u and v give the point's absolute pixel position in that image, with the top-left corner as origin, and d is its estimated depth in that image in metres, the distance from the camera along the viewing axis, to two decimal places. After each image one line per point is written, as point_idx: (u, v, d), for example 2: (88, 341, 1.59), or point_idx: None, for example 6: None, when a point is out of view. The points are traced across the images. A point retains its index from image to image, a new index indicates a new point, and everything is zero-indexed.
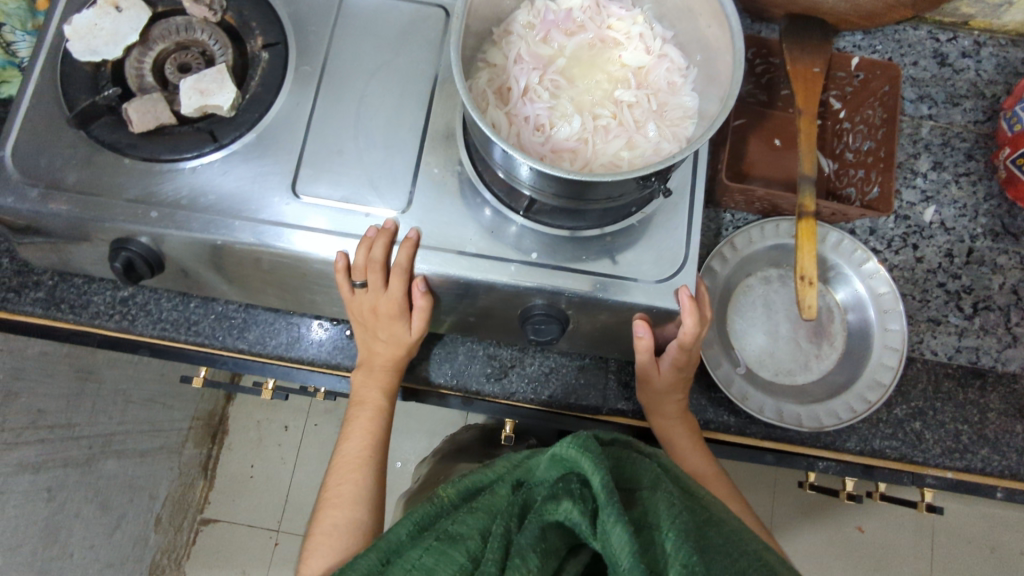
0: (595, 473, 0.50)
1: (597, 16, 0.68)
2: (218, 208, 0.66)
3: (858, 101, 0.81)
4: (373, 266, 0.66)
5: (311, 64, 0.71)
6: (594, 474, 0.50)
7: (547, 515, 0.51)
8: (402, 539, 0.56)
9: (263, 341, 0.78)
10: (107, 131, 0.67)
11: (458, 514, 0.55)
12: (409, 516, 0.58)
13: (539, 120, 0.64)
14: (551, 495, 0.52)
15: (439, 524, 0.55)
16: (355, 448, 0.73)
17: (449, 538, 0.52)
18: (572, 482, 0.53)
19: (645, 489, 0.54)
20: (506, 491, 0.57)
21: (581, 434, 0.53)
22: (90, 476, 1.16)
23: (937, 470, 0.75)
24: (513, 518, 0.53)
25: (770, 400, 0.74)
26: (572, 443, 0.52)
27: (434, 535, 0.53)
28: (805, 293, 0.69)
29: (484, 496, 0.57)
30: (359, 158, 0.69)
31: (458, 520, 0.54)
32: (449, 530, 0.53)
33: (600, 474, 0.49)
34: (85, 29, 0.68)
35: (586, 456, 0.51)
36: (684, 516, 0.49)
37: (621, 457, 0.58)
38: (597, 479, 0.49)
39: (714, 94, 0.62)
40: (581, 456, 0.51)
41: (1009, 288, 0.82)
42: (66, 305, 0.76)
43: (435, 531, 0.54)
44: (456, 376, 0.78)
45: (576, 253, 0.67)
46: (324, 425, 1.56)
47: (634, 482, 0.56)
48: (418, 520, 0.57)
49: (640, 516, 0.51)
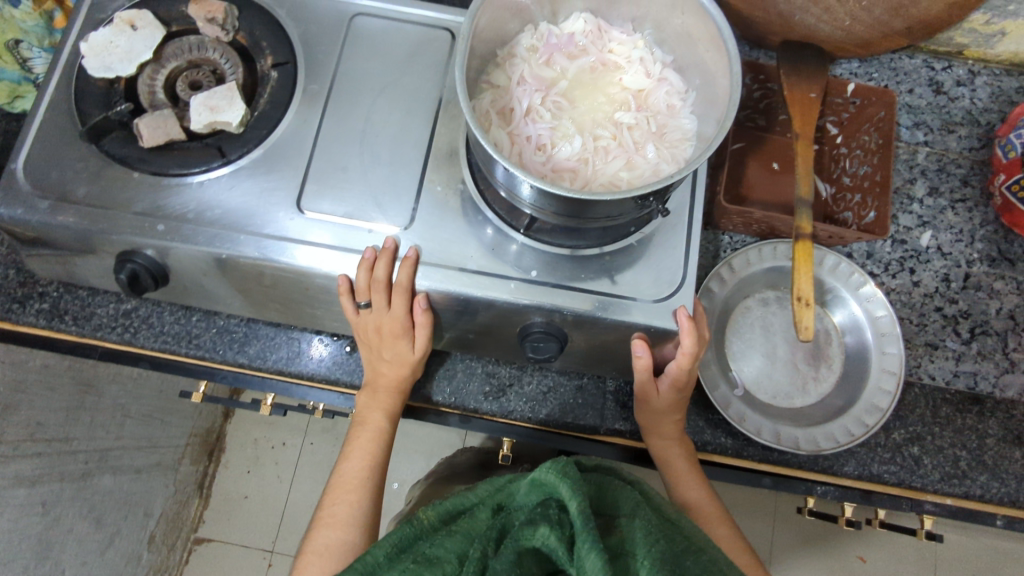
0: (573, 500, 0.51)
1: (599, 40, 0.70)
2: (223, 222, 0.67)
3: (854, 126, 0.83)
4: (376, 285, 0.67)
5: (318, 83, 0.73)
6: (572, 501, 0.51)
7: (524, 540, 0.52)
8: (381, 561, 0.54)
9: (264, 355, 0.78)
10: (118, 146, 0.69)
11: (437, 538, 0.55)
12: (389, 538, 0.57)
13: (541, 140, 0.65)
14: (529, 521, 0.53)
15: (418, 547, 0.54)
16: (354, 468, 0.74)
17: (426, 562, 0.51)
18: (551, 508, 0.53)
19: (623, 516, 0.55)
20: (486, 515, 0.58)
21: (561, 461, 0.54)
22: (86, 491, 1.16)
23: (935, 496, 0.75)
24: (490, 542, 0.53)
25: (767, 422, 0.74)
26: (551, 468, 0.53)
27: (412, 558, 0.52)
28: (803, 314, 0.67)
29: (464, 520, 0.57)
30: (363, 174, 0.70)
31: (437, 542, 0.54)
32: (427, 553, 0.52)
33: (577, 501, 0.51)
34: (101, 46, 0.70)
35: (565, 483, 0.52)
36: (660, 545, 0.49)
37: (604, 484, 0.60)
38: (574, 505, 0.50)
39: (712, 117, 0.64)
40: (560, 482, 0.53)
41: (1006, 312, 0.82)
42: (70, 317, 0.76)
43: (415, 552, 0.53)
44: (454, 393, 0.78)
45: (575, 271, 0.68)
46: (321, 444, 1.55)
47: (613, 509, 0.57)
48: (397, 542, 0.56)
49: (617, 544, 0.51)
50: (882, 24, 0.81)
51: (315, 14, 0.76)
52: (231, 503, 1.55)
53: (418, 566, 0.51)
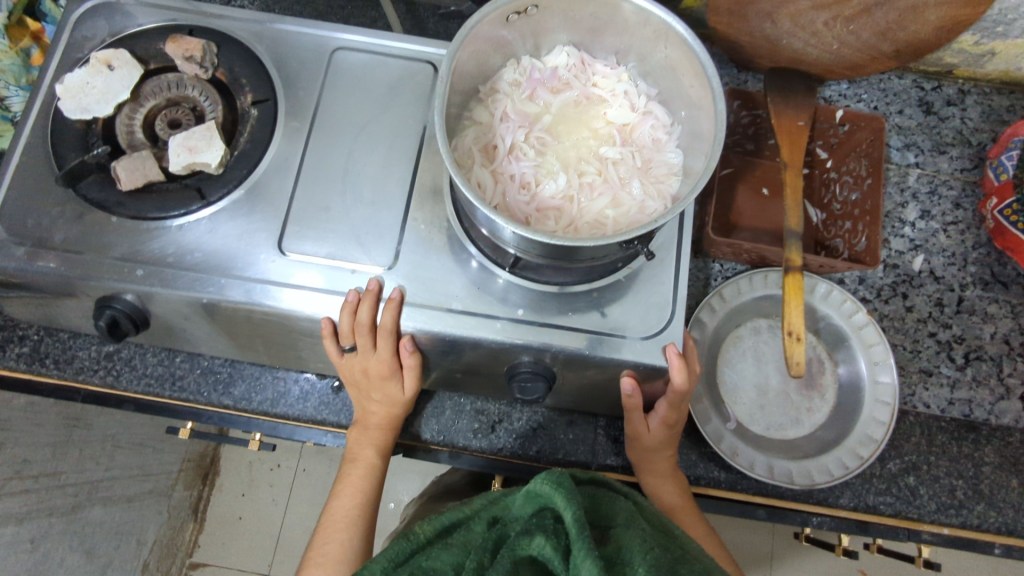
0: (567, 508, 0.49)
1: (583, 73, 0.69)
2: (205, 266, 0.66)
3: (843, 151, 0.82)
4: (360, 328, 0.65)
5: (300, 121, 0.72)
6: (565, 509, 0.49)
7: (519, 550, 0.49)
8: None
9: (249, 396, 0.77)
10: (95, 189, 0.67)
11: (431, 551, 0.53)
12: (385, 554, 0.56)
13: (525, 178, 0.64)
14: (524, 531, 0.50)
15: (412, 561, 0.52)
16: (344, 506, 0.72)
17: None
18: (546, 518, 0.51)
19: (619, 526, 0.53)
20: (481, 527, 0.55)
21: (555, 470, 0.52)
22: (76, 524, 1.15)
23: (932, 526, 0.74)
24: (486, 553, 0.51)
25: (760, 456, 0.73)
26: (545, 477, 0.51)
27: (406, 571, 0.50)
28: (793, 349, 0.67)
29: (459, 533, 0.55)
30: (346, 214, 0.69)
31: (432, 555, 0.51)
32: (422, 565, 0.50)
33: (572, 509, 0.49)
34: (76, 87, 0.68)
35: (560, 493, 0.50)
36: (656, 553, 0.47)
37: (598, 496, 0.58)
38: (569, 512, 0.48)
39: (699, 151, 0.62)
40: (554, 492, 0.50)
41: (1000, 337, 0.81)
42: (51, 360, 0.76)
43: (410, 565, 0.52)
44: (442, 431, 0.78)
45: (562, 308, 0.67)
46: (313, 467, 1.53)
47: (609, 519, 0.55)
48: (394, 557, 0.55)
49: (613, 552, 0.49)
50: (871, 47, 0.79)
51: (295, 49, 0.75)
52: (226, 526, 1.53)
53: None
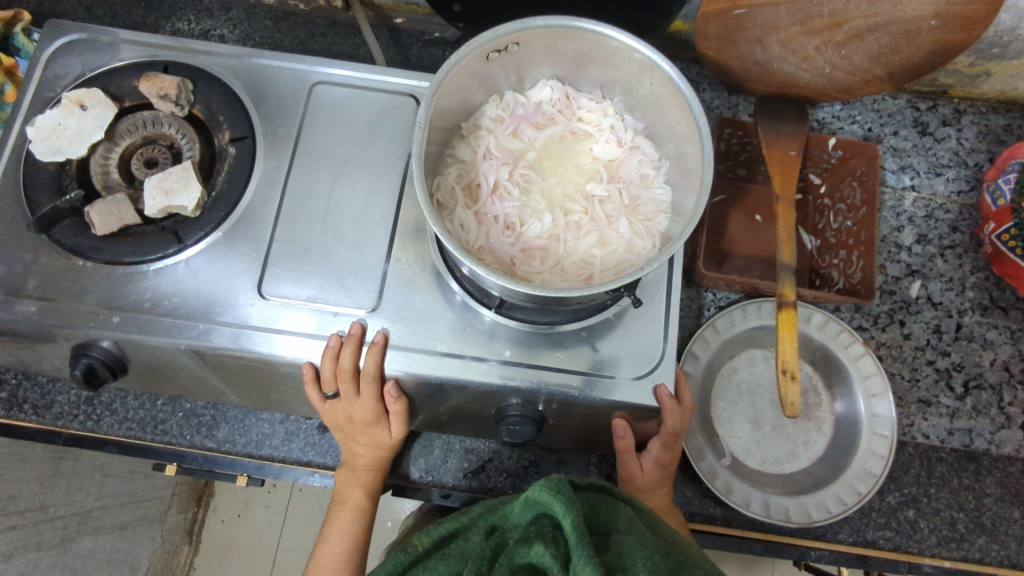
0: (566, 515, 0.47)
1: (567, 108, 0.67)
2: (182, 310, 0.65)
3: (836, 177, 0.80)
4: (343, 374, 0.64)
5: (278, 158, 0.70)
6: (564, 516, 0.47)
7: (519, 559, 0.47)
8: None
9: (233, 439, 0.76)
10: (69, 235, 0.66)
11: (429, 562, 0.51)
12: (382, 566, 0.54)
13: (509, 219, 0.62)
14: (523, 539, 0.48)
15: None
16: (332, 551, 0.70)
17: None
18: (545, 525, 0.49)
19: (620, 532, 0.51)
20: (480, 537, 0.54)
21: (553, 477, 0.51)
22: (67, 556, 1.12)
23: (934, 560, 0.72)
24: (485, 561, 0.49)
25: (756, 493, 0.71)
26: (543, 484, 0.49)
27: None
28: (787, 388, 0.65)
29: (457, 542, 0.53)
30: (327, 255, 0.67)
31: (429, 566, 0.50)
32: None
33: (570, 515, 0.47)
34: (48, 128, 0.67)
35: (558, 500, 0.48)
36: (657, 558, 0.46)
37: (597, 502, 0.56)
38: (567, 518, 0.47)
39: (687, 189, 0.61)
40: (553, 499, 0.49)
41: (1000, 363, 0.80)
42: (29, 405, 0.74)
43: None
44: (430, 471, 0.77)
45: (550, 349, 0.65)
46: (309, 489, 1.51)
47: (608, 526, 0.54)
48: None
49: (614, 559, 0.47)
50: (863, 70, 0.77)
51: (273, 85, 0.73)
52: (220, 549, 1.48)
53: None
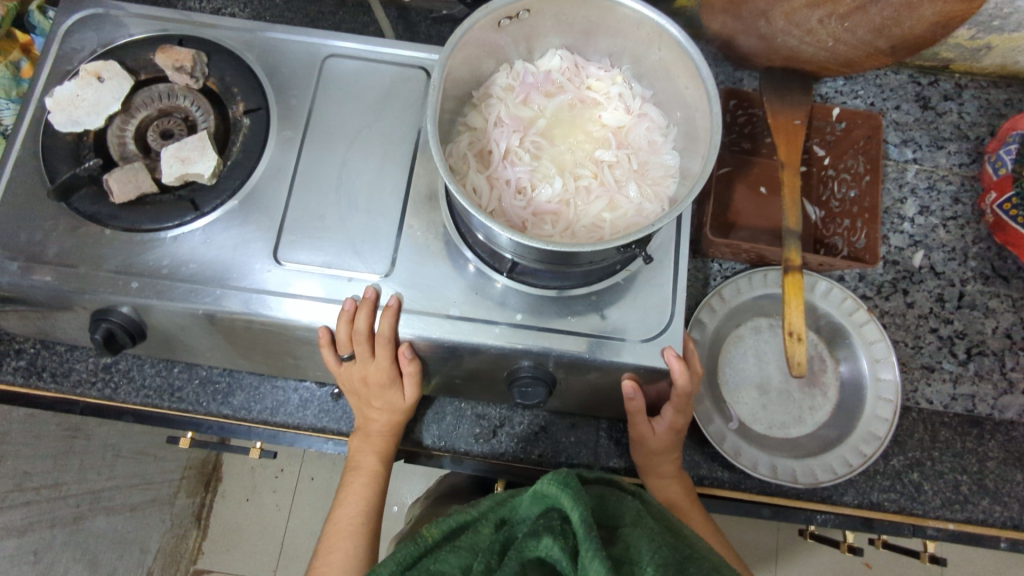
0: (574, 509, 0.48)
1: (577, 76, 0.69)
2: (200, 277, 0.66)
3: (841, 148, 0.82)
4: (358, 337, 0.65)
5: (292, 129, 0.72)
6: (573, 510, 0.48)
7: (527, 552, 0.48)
8: None
9: (248, 406, 0.77)
10: (88, 203, 0.67)
11: (440, 553, 0.52)
12: (393, 557, 0.54)
13: (521, 183, 0.63)
14: (531, 532, 0.49)
15: (421, 563, 0.52)
16: (348, 514, 0.71)
17: None
18: (553, 519, 0.50)
19: (627, 526, 0.52)
20: (490, 530, 0.54)
21: (561, 470, 0.52)
22: (79, 534, 1.14)
23: (938, 521, 0.74)
24: (494, 555, 0.50)
25: (763, 455, 0.72)
26: (552, 478, 0.50)
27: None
28: (794, 349, 0.66)
29: (467, 534, 0.54)
30: (341, 222, 0.69)
31: (439, 558, 0.51)
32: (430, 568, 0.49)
33: (579, 509, 0.48)
34: (66, 100, 0.68)
35: (567, 494, 0.50)
36: (663, 553, 0.46)
37: (605, 496, 0.57)
38: (576, 512, 0.47)
39: (695, 153, 0.62)
40: (561, 493, 0.50)
41: (1002, 331, 0.81)
42: (48, 373, 0.75)
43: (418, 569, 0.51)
44: (443, 437, 0.78)
45: (561, 312, 0.67)
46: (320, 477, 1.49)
47: (616, 520, 0.55)
48: (403, 559, 0.54)
49: (621, 552, 0.49)
50: (866, 43, 0.78)
51: (287, 57, 0.74)
52: (229, 535, 1.49)
53: None
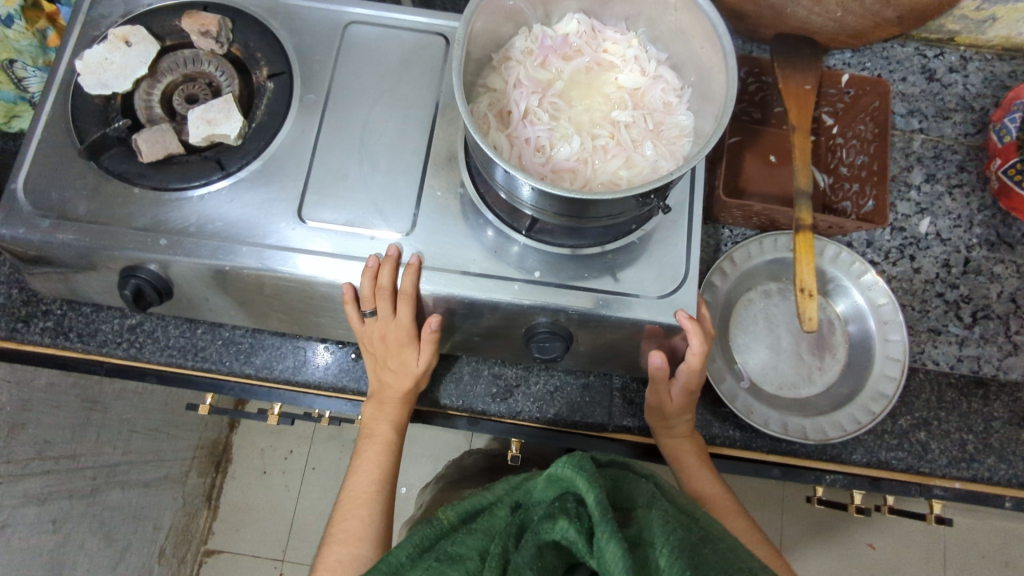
0: (589, 492, 0.49)
1: (593, 40, 0.70)
2: (226, 234, 0.67)
3: (850, 116, 0.84)
4: (381, 292, 0.67)
5: (315, 93, 0.73)
6: (588, 493, 0.49)
7: (544, 534, 0.50)
8: (404, 561, 0.52)
9: (270, 365, 0.79)
10: (117, 162, 0.69)
11: (456, 535, 0.52)
12: (409, 539, 0.54)
13: (540, 141, 0.65)
14: (547, 515, 0.51)
15: (440, 545, 0.52)
16: (363, 482, 0.72)
17: (449, 559, 0.49)
18: (569, 502, 0.52)
19: (640, 507, 0.53)
20: (505, 512, 0.55)
21: (576, 453, 0.53)
22: (94, 507, 1.16)
23: (944, 480, 0.75)
24: (511, 537, 0.50)
25: (775, 413, 0.74)
26: (566, 462, 0.52)
27: (433, 557, 0.50)
28: (806, 304, 0.68)
29: (482, 517, 0.54)
30: (364, 182, 0.70)
31: (457, 541, 0.51)
32: (448, 551, 0.50)
33: (594, 492, 0.49)
34: (96, 63, 0.69)
35: (582, 477, 0.51)
36: (678, 534, 0.47)
37: (619, 479, 0.58)
38: (591, 496, 0.48)
39: (710, 112, 0.64)
40: (576, 476, 0.51)
41: (1007, 296, 0.83)
42: (75, 333, 0.77)
43: (436, 551, 0.51)
44: (461, 396, 0.80)
45: (578, 271, 0.68)
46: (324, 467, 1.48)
47: (630, 502, 0.56)
48: (419, 541, 0.54)
49: (636, 533, 0.50)
50: (873, 14, 0.81)
51: (308, 24, 0.76)
52: (238, 515, 1.48)
53: (440, 563, 0.48)
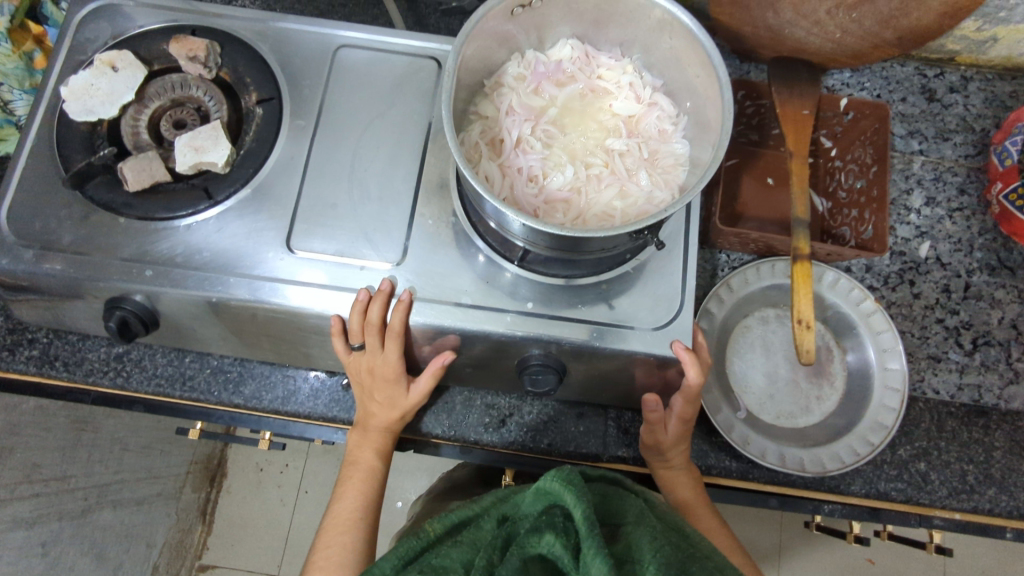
0: (576, 506, 0.47)
1: (587, 66, 0.69)
2: (213, 264, 0.66)
3: (848, 139, 0.83)
4: (370, 327, 0.65)
5: (304, 119, 0.72)
6: (575, 507, 0.47)
7: (529, 548, 0.48)
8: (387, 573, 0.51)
9: (259, 395, 0.78)
10: (103, 191, 0.67)
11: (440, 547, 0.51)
12: (394, 550, 0.53)
13: (533, 171, 0.64)
14: (534, 529, 0.49)
15: (424, 557, 0.50)
16: (346, 508, 0.70)
17: (431, 572, 0.47)
18: (556, 516, 0.50)
19: (629, 524, 0.52)
20: (492, 525, 0.53)
21: (565, 467, 0.51)
22: (86, 527, 1.16)
23: (945, 511, 0.74)
24: (496, 551, 0.49)
25: (772, 444, 0.73)
26: (554, 476, 0.50)
27: (416, 569, 0.48)
28: (803, 336, 0.67)
29: (468, 530, 0.53)
30: (354, 211, 0.69)
31: (441, 552, 0.50)
32: (431, 563, 0.48)
33: (581, 506, 0.47)
34: (81, 89, 0.68)
35: (569, 490, 0.49)
36: (666, 551, 0.45)
37: (608, 494, 0.56)
38: (578, 509, 0.46)
39: (706, 142, 0.62)
40: (564, 490, 0.49)
41: (1008, 322, 0.81)
42: (61, 362, 0.76)
43: (418, 563, 0.49)
44: (453, 426, 0.79)
45: (571, 301, 0.67)
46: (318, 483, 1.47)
47: (619, 518, 0.54)
48: (404, 553, 0.52)
49: (623, 550, 0.48)
50: (873, 35, 0.79)
51: (298, 48, 0.75)
52: (232, 529, 1.46)
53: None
